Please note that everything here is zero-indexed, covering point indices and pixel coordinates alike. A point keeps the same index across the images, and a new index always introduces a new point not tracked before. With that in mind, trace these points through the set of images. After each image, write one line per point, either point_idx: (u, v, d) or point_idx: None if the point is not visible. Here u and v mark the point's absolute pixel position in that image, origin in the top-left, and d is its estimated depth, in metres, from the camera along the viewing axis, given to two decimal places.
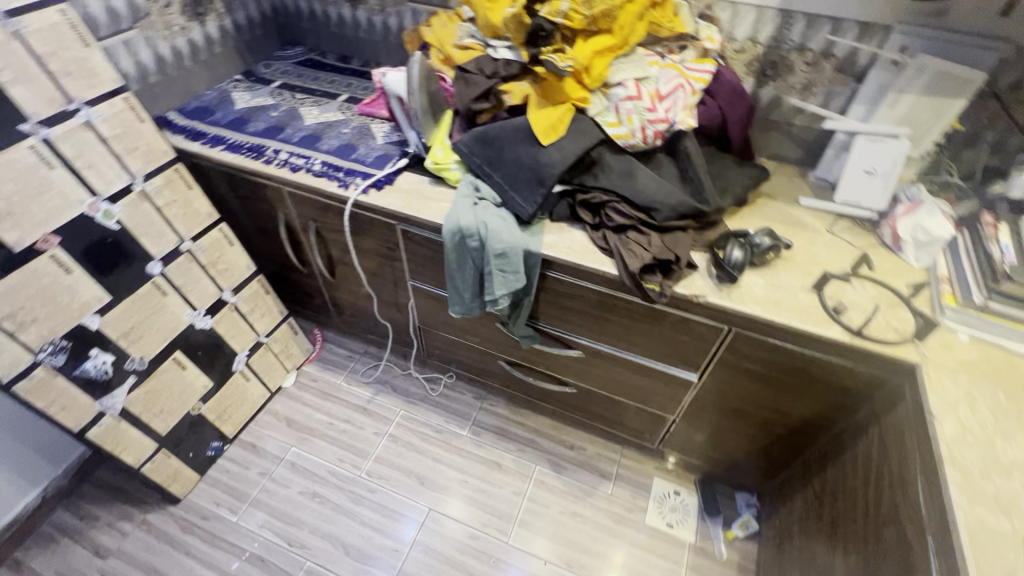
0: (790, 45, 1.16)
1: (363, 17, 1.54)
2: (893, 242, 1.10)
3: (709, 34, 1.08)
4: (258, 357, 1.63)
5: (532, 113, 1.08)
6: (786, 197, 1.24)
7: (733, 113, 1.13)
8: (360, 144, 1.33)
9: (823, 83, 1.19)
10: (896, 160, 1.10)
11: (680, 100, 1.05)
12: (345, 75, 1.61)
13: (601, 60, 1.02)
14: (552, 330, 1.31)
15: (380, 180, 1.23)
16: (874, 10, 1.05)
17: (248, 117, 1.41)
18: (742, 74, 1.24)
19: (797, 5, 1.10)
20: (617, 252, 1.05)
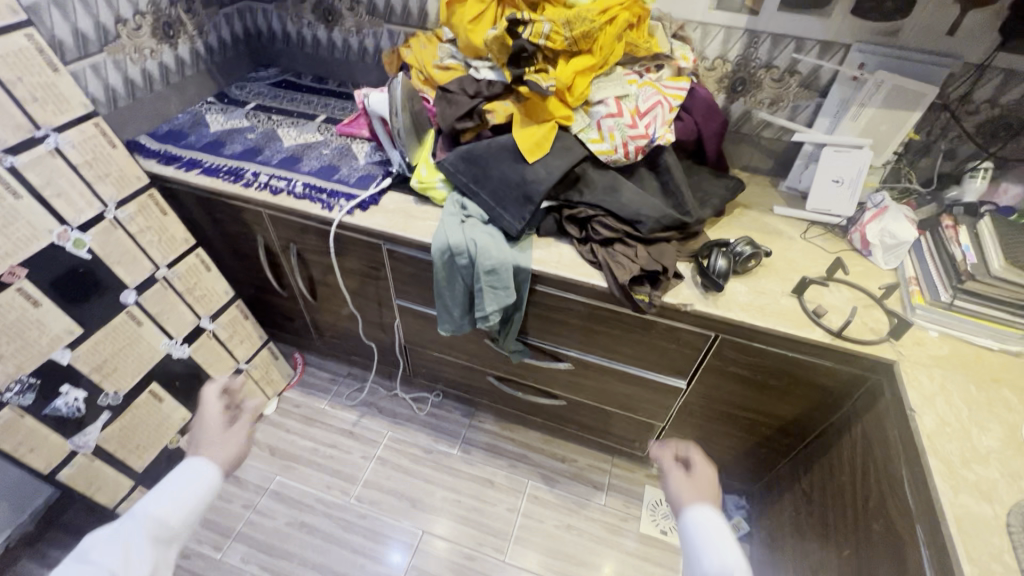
0: (757, 63, 1.22)
1: (338, 38, 1.54)
2: (862, 246, 1.16)
3: (683, 53, 1.13)
4: (237, 385, 1.58)
5: (517, 132, 1.09)
6: (760, 206, 1.29)
7: (708, 127, 1.18)
8: (342, 165, 1.32)
9: (789, 98, 1.25)
10: (861, 169, 1.17)
11: (659, 117, 1.09)
12: (322, 95, 1.60)
13: (583, 79, 1.05)
14: (542, 344, 1.32)
15: (365, 200, 1.22)
16: (833, 29, 1.12)
17: (223, 140, 1.38)
18: (714, 90, 1.29)
19: (763, 26, 1.16)
20: (606, 265, 1.07)
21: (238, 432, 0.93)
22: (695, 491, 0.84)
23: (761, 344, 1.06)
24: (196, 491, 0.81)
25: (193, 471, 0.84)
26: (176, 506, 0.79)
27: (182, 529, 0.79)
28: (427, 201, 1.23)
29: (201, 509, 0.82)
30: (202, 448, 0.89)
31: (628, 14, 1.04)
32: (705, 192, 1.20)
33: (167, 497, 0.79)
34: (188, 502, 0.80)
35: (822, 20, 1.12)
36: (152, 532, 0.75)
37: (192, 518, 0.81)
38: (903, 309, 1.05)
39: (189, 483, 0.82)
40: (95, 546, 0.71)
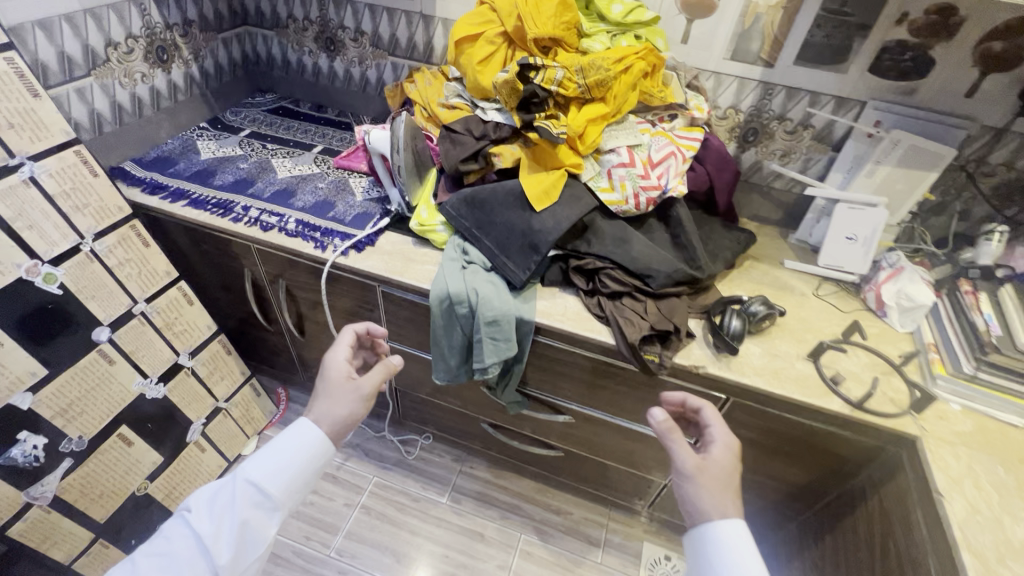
0: (770, 115, 1.19)
1: (340, 68, 1.50)
2: (877, 307, 1.12)
3: (697, 103, 1.10)
4: (215, 425, 1.48)
5: (524, 178, 1.05)
6: (770, 259, 1.26)
7: (721, 179, 1.14)
8: (338, 201, 1.26)
9: (801, 150, 1.23)
10: (876, 227, 1.13)
11: (672, 168, 1.05)
12: (320, 124, 1.55)
13: (595, 127, 1.01)
14: (541, 395, 1.25)
15: (360, 240, 1.15)
16: (849, 86, 1.10)
17: (214, 169, 1.32)
18: (725, 139, 1.27)
19: (777, 78, 1.14)
20: (614, 321, 1.01)
21: (356, 391, 0.95)
22: (717, 486, 0.79)
23: (774, 410, 1.01)
24: (296, 457, 0.86)
25: (301, 437, 0.88)
26: (271, 473, 0.84)
27: (285, 488, 0.85)
28: (426, 243, 1.17)
29: (304, 470, 0.87)
30: (322, 414, 0.93)
31: (642, 64, 1.01)
32: (716, 245, 1.16)
33: (263, 461, 0.85)
34: (290, 466, 0.85)
35: (838, 76, 1.10)
36: (251, 496, 0.83)
37: (293, 477, 0.86)
38: (923, 378, 1.00)
39: (288, 448, 0.87)
40: (198, 509, 0.80)
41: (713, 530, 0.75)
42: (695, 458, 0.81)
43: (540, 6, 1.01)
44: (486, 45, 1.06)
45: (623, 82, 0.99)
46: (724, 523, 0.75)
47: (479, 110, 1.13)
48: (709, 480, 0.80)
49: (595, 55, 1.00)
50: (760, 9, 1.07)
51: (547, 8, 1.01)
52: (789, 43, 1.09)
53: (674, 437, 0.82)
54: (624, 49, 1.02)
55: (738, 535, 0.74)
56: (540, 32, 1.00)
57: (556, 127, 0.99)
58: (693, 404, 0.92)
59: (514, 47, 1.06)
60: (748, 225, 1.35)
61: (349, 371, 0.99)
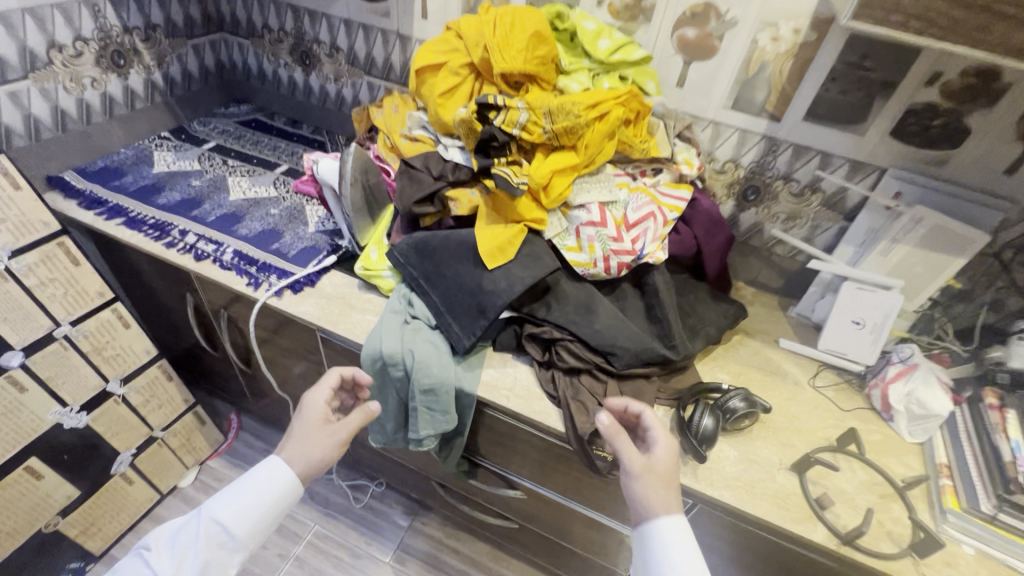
0: (773, 174, 1.05)
1: (315, 84, 1.40)
2: (882, 408, 0.96)
3: (686, 157, 0.96)
4: (147, 456, 1.37)
5: (479, 229, 0.92)
6: (763, 335, 1.10)
7: (710, 242, 1.00)
8: (286, 232, 1.15)
9: (808, 216, 1.07)
10: (889, 313, 0.98)
11: (650, 231, 0.91)
12: (291, 141, 1.45)
13: (563, 178, 0.87)
14: (490, 466, 1.11)
15: (299, 280, 1.04)
16: (866, 150, 0.95)
17: (162, 185, 1.22)
18: (721, 196, 1.12)
19: (783, 134, 0.99)
20: (566, 404, 0.88)
21: (335, 431, 0.86)
22: (662, 487, 0.74)
23: (748, 528, 0.85)
24: (262, 496, 0.80)
25: (273, 473, 0.82)
26: (236, 512, 0.79)
27: (252, 526, 0.80)
28: (373, 289, 1.04)
29: (274, 508, 0.81)
30: (295, 455, 0.84)
31: (623, 110, 0.88)
32: (700, 319, 1.01)
33: (230, 498, 0.80)
34: (258, 506, 0.80)
35: (854, 138, 0.95)
36: (215, 535, 0.78)
37: (261, 518, 0.80)
38: (930, 509, 0.83)
39: (256, 486, 0.80)
40: (158, 546, 0.77)
41: (655, 531, 0.71)
42: (638, 459, 0.75)
43: (509, 38, 0.88)
44: (449, 76, 0.94)
45: (597, 129, 0.85)
46: (668, 523, 0.71)
47: (442, 146, 1.01)
48: (653, 479, 0.74)
49: (569, 96, 0.87)
50: (767, 56, 0.93)
51: (517, 39, 0.88)
52: (799, 96, 0.94)
53: (621, 440, 0.76)
54: (604, 91, 0.89)
55: (680, 535, 0.70)
56: (507, 67, 0.88)
57: (516, 176, 0.86)
58: (633, 407, 0.81)
59: (481, 81, 0.94)
60: (743, 292, 1.20)
61: (327, 414, 0.88)
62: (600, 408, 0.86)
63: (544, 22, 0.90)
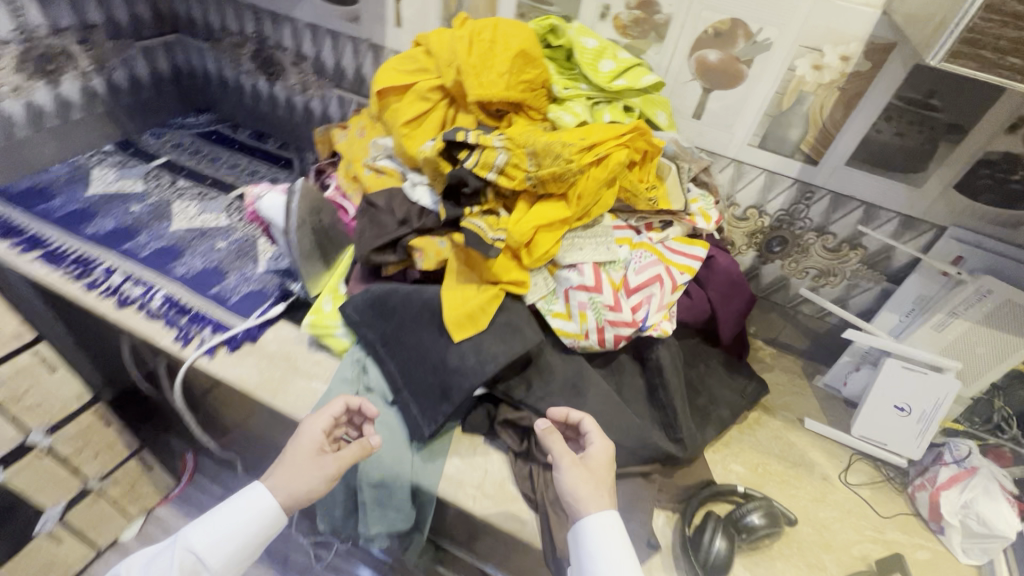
0: (805, 225, 0.88)
1: (281, 94, 1.24)
2: (930, 517, 0.79)
3: (702, 208, 0.79)
4: (81, 510, 1.22)
5: (447, 289, 0.76)
6: (785, 412, 0.93)
7: (726, 308, 0.84)
8: (231, 272, 0.99)
9: (844, 274, 0.90)
10: (942, 400, 0.80)
11: (655, 299, 0.75)
12: (253, 158, 1.29)
13: (550, 235, 0.71)
14: (460, 554, 0.95)
15: (236, 336, 0.88)
16: (923, 204, 0.78)
17: (95, 210, 1.06)
18: (741, 245, 0.95)
19: (821, 180, 0.82)
20: (545, 512, 0.71)
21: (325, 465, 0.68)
22: (592, 483, 0.65)
23: None
24: (239, 527, 0.66)
25: (253, 504, 0.67)
26: (213, 543, 0.66)
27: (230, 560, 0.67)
28: (324, 348, 0.88)
29: (254, 540, 0.67)
30: (277, 488, 0.68)
31: (627, 150, 0.71)
32: (711, 398, 0.85)
33: (209, 525, 0.67)
34: (237, 537, 0.66)
35: (909, 190, 0.78)
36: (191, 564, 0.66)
37: (240, 550, 0.67)
38: None
39: (236, 516, 0.67)
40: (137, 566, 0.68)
41: (584, 528, 0.62)
42: (567, 452, 0.66)
43: (488, 58, 0.71)
44: (416, 103, 0.77)
45: (593, 176, 0.68)
46: (597, 519, 0.62)
47: (409, 183, 0.84)
48: (580, 472, 0.65)
49: (559, 133, 0.70)
50: (806, 87, 0.75)
51: (499, 59, 0.71)
52: (843, 136, 0.77)
53: (555, 438, 0.67)
54: (604, 126, 0.71)
55: (609, 532, 0.61)
56: (484, 94, 0.71)
57: (492, 231, 0.70)
58: (573, 415, 0.71)
59: (456, 109, 0.77)
60: (761, 354, 1.03)
61: (323, 444, 0.70)
62: (552, 466, 0.73)
63: (533, 38, 0.73)
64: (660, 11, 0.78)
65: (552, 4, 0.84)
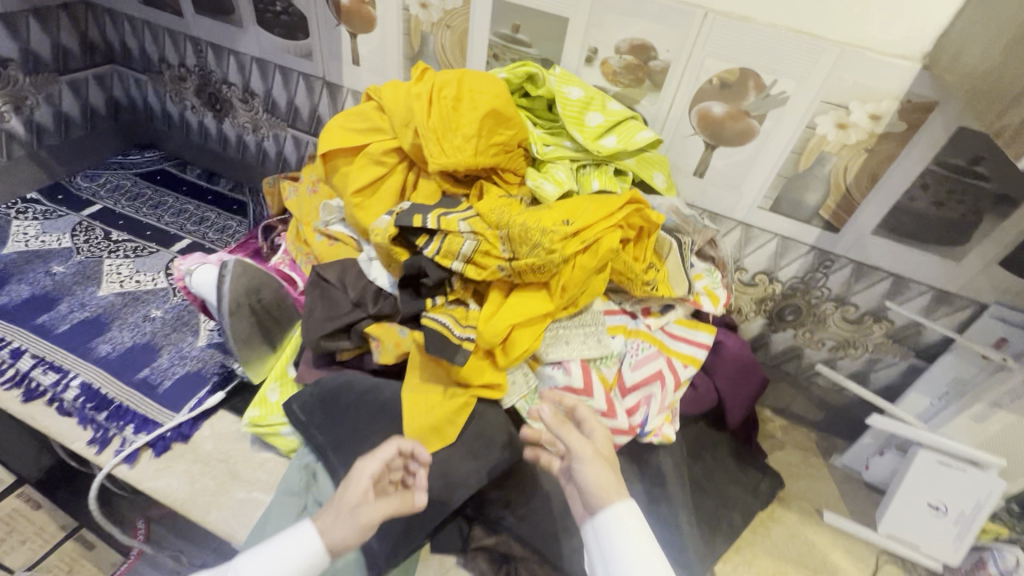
0: (822, 294, 0.77)
1: (231, 132, 1.11)
2: None
3: (708, 288, 0.67)
4: None
5: (409, 390, 0.63)
6: (800, 502, 0.82)
7: (735, 396, 0.73)
8: (164, 349, 0.85)
9: (866, 347, 0.79)
10: (982, 501, 0.69)
11: (656, 401, 0.63)
12: (202, 202, 1.15)
13: (529, 332, 0.59)
14: None
15: (164, 434, 0.74)
16: (962, 277, 0.67)
17: (9, 273, 0.92)
18: (748, 312, 0.84)
19: (842, 248, 0.71)
20: None
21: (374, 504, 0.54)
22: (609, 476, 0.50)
23: None
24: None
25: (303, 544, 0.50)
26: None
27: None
28: (269, 447, 0.75)
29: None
30: (325, 528, 0.52)
31: (620, 228, 0.59)
32: (720, 499, 0.73)
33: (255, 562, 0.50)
34: None
35: (945, 262, 0.67)
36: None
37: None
38: None
39: (283, 555, 0.50)
40: None
41: (605, 521, 0.48)
42: (577, 438, 0.52)
43: (451, 120, 0.59)
44: (368, 169, 0.65)
45: (580, 263, 0.56)
46: (622, 509, 0.48)
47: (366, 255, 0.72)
48: (595, 459, 0.51)
49: (538, 210, 0.58)
50: (828, 146, 0.65)
51: (464, 121, 0.59)
52: (870, 202, 0.66)
53: (568, 427, 0.53)
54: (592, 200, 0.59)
55: (636, 530, 0.47)
56: (446, 164, 0.59)
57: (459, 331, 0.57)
58: (568, 398, 0.57)
59: (416, 175, 0.65)
60: (771, 428, 0.92)
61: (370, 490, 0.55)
62: None
63: (505, 94, 0.61)
64: (656, 58, 0.67)
65: (530, 46, 0.72)
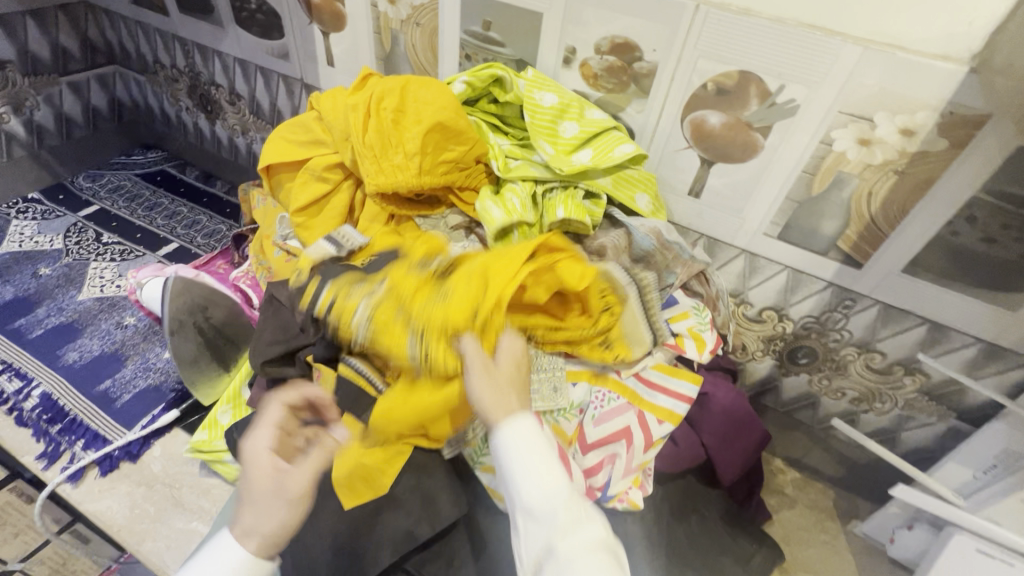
0: (841, 337, 0.65)
1: (223, 135, 1.08)
2: None
3: (694, 333, 0.57)
4: None
5: None
6: (806, 575, 0.71)
7: (727, 454, 0.62)
8: (130, 360, 0.83)
9: (894, 401, 0.67)
10: None
11: (621, 462, 0.54)
12: (195, 203, 1.13)
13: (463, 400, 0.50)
14: None
15: (112, 453, 0.71)
16: (1017, 331, 0.54)
17: None
18: (753, 351, 0.73)
19: (863, 287, 0.60)
20: None
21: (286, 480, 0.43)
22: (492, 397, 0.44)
23: None
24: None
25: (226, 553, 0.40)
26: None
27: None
28: (216, 473, 0.71)
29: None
30: (246, 526, 0.41)
31: (543, 281, 0.49)
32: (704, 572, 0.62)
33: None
34: None
35: (995, 311, 0.54)
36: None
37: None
38: None
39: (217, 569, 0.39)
40: None
41: (499, 440, 0.43)
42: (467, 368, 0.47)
43: (388, 137, 0.53)
44: (309, 186, 0.59)
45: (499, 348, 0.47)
46: (515, 425, 0.43)
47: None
48: (491, 381, 0.45)
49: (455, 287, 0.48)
50: (847, 166, 0.53)
51: (407, 137, 0.53)
52: (901, 233, 0.55)
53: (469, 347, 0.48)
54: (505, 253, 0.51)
55: (533, 440, 0.43)
56: (384, 187, 0.53)
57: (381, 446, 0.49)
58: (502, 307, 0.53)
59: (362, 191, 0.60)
60: (779, 482, 0.80)
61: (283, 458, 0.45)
62: None
63: (452, 103, 0.54)
64: (642, 59, 0.57)
65: (504, 45, 0.64)
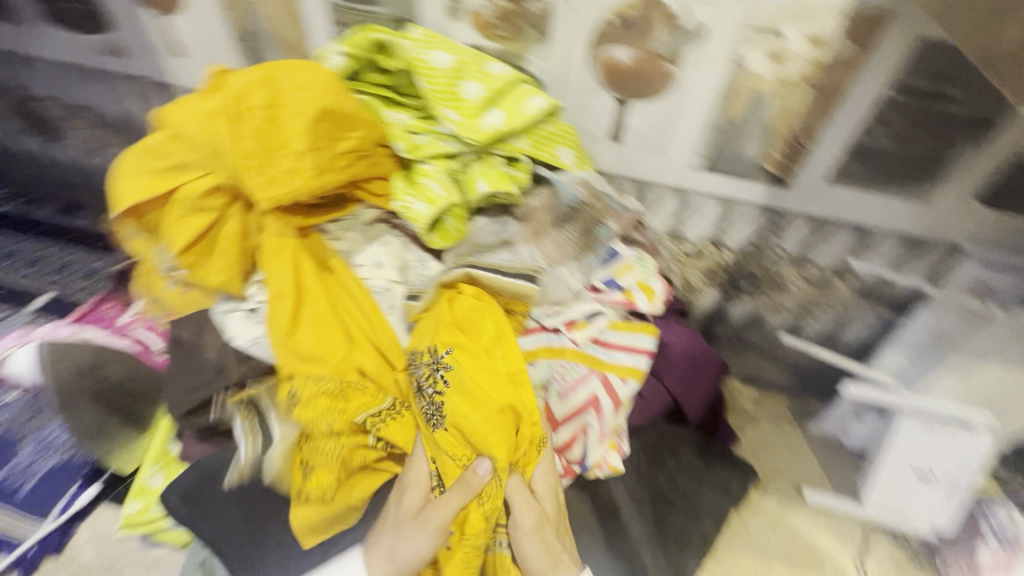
0: (778, 256, 0.66)
1: (68, 157, 0.91)
2: None
3: (643, 285, 0.55)
4: None
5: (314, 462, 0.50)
6: (776, 482, 0.75)
7: (692, 393, 0.63)
8: (19, 443, 0.71)
9: (833, 306, 0.69)
10: (965, 455, 0.61)
11: (595, 430, 0.52)
12: (55, 243, 0.96)
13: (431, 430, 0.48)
14: None
15: (24, 555, 0.61)
16: (933, 220, 0.57)
17: None
18: (698, 284, 0.73)
19: (792, 203, 0.60)
20: None
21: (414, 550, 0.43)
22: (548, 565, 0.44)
23: None
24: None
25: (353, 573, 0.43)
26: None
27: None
28: (161, 543, 0.62)
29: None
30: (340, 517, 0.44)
31: (501, 365, 0.47)
32: (689, 509, 0.64)
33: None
34: None
35: (913, 205, 0.56)
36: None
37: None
38: None
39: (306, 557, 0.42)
40: None
41: None
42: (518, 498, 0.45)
43: (271, 135, 0.45)
44: (197, 216, 0.51)
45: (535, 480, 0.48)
46: None
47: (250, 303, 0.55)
48: (530, 525, 0.44)
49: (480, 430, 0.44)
50: (763, 84, 0.51)
51: (291, 135, 0.45)
52: (821, 145, 0.54)
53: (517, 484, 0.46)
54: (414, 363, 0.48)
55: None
56: (285, 195, 0.45)
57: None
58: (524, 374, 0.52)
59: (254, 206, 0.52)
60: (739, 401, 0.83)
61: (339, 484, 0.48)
62: None
63: (332, 80, 0.47)
64: None
65: (376, 2, 0.56)
